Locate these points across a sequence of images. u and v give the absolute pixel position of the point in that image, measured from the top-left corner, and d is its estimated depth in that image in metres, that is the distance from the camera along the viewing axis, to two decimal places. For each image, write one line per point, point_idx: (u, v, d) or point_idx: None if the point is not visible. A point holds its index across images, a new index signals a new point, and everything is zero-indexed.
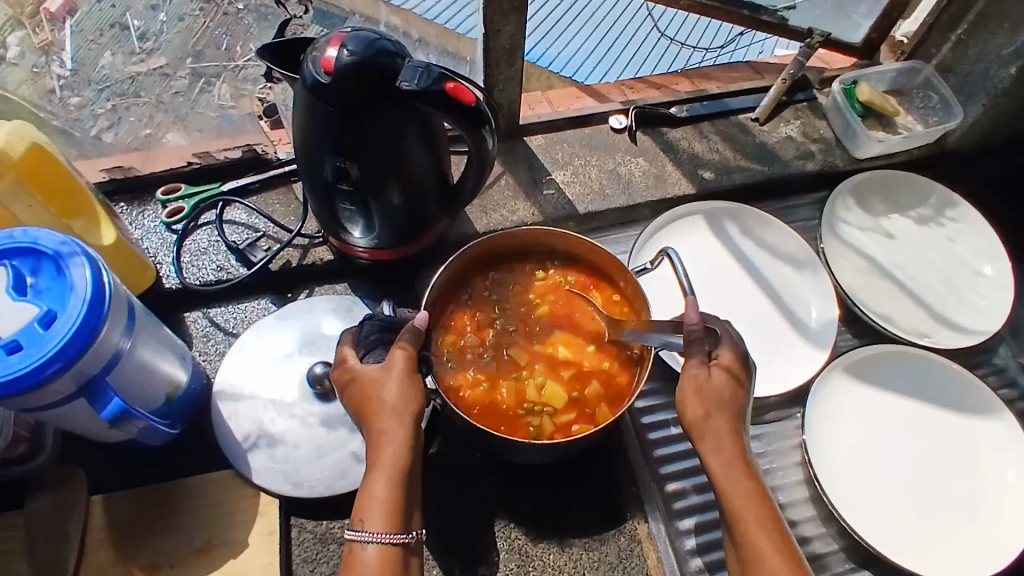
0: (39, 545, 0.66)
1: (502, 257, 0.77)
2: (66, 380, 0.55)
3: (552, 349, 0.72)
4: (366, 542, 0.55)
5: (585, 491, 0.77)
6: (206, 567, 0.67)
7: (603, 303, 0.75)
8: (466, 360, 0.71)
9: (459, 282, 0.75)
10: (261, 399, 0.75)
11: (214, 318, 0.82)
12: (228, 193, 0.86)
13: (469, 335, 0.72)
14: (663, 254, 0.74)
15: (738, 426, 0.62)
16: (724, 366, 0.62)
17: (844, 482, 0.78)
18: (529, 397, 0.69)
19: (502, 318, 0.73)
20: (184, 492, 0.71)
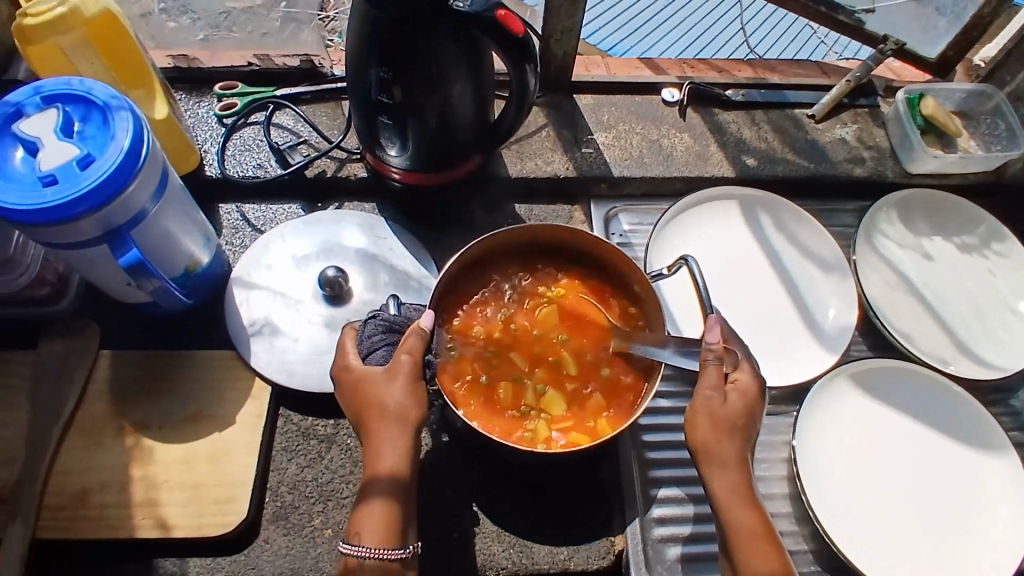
0: (45, 383, 0.71)
1: (521, 252, 0.76)
2: (93, 222, 0.58)
3: (558, 355, 0.70)
4: (362, 556, 0.57)
5: (586, 497, 0.74)
6: (192, 435, 0.71)
7: (615, 315, 0.73)
8: (469, 351, 0.70)
9: (473, 271, 0.74)
10: (273, 293, 0.77)
11: (246, 213, 0.85)
12: (280, 97, 0.89)
13: (475, 327, 0.71)
14: (681, 263, 0.73)
15: (748, 451, 0.62)
16: (739, 391, 0.63)
17: (825, 486, 0.77)
18: (527, 400, 0.68)
19: (511, 313, 0.72)
20: (185, 364, 0.74)
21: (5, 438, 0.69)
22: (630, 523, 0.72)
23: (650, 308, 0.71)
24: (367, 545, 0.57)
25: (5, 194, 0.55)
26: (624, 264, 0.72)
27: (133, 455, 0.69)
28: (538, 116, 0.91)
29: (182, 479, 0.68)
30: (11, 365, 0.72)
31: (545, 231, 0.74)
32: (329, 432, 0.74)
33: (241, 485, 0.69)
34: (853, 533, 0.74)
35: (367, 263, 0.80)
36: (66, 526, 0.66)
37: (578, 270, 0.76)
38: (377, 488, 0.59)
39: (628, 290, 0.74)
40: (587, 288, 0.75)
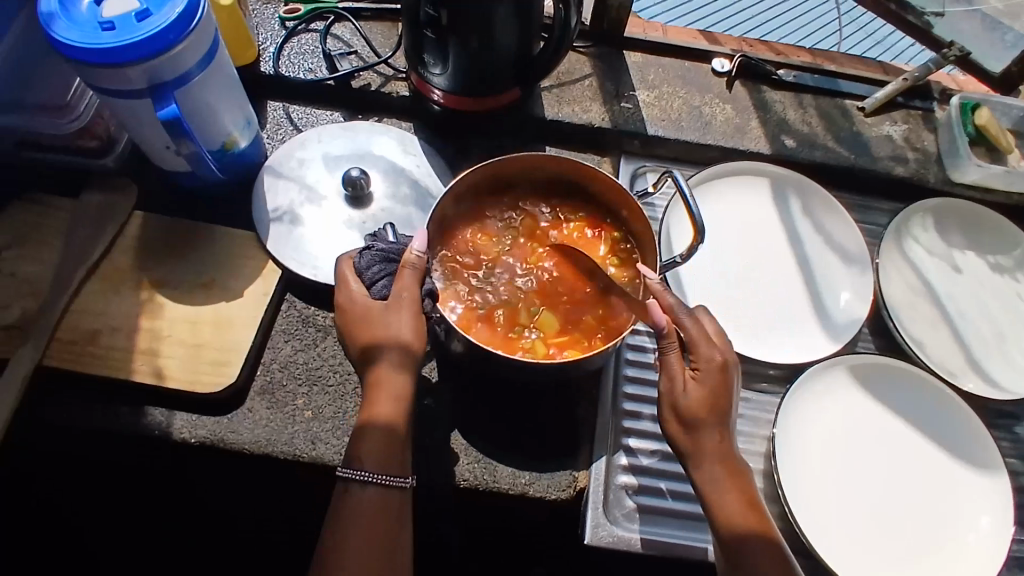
0: (80, 228, 0.76)
1: (520, 185, 0.78)
2: (141, 71, 0.63)
3: (551, 279, 0.72)
4: (365, 481, 0.60)
5: (559, 422, 0.75)
6: (203, 299, 0.75)
7: (608, 249, 0.75)
8: (464, 273, 0.72)
9: (474, 198, 0.75)
10: (297, 187, 0.81)
11: (291, 113, 0.89)
12: (342, 10, 0.93)
13: (469, 250, 0.73)
14: (666, 178, 0.73)
15: (723, 434, 0.61)
16: (697, 380, 0.61)
17: (805, 483, 0.75)
18: (522, 320, 0.70)
19: (505, 242, 0.75)
20: (207, 236, 0.79)
21: (35, 270, 0.74)
22: (596, 461, 0.74)
23: (645, 242, 0.72)
24: (369, 472, 0.60)
25: (66, 32, 0.60)
26: (615, 196, 0.74)
27: (146, 308, 0.74)
28: (584, 65, 0.92)
29: (186, 336, 0.73)
30: (52, 208, 0.78)
31: (541, 162, 0.75)
32: (327, 323, 0.78)
33: (237, 352, 0.73)
34: (831, 536, 0.73)
35: (392, 174, 0.83)
36: (73, 359, 0.71)
37: (569, 202, 0.78)
38: (379, 420, 0.62)
39: (619, 219, 0.76)
40: (576, 219, 0.77)
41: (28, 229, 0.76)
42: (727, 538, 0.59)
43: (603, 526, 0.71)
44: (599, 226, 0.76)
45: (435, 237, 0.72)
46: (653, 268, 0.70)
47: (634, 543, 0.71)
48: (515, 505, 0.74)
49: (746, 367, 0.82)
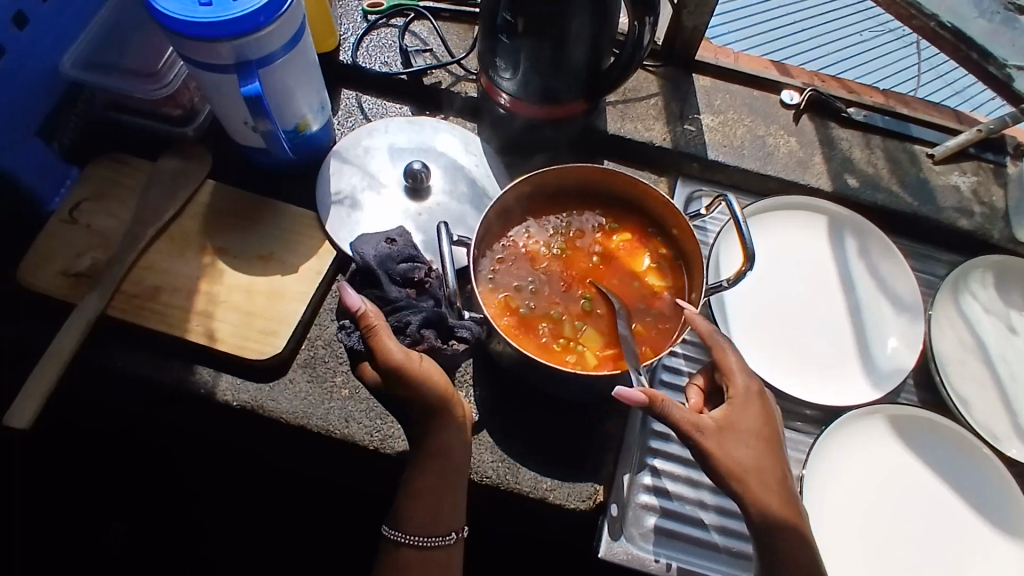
0: (154, 190, 0.80)
1: (566, 191, 0.78)
2: (230, 47, 0.67)
3: (592, 284, 0.74)
4: (400, 544, 0.64)
5: (587, 436, 0.75)
6: (258, 270, 0.78)
7: (653, 260, 0.76)
8: (510, 280, 0.74)
9: (524, 205, 0.77)
10: (361, 175, 0.84)
11: (362, 103, 0.92)
12: (422, 9, 0.95)
13: (516, 256, 0.75)
14: (720, 202, 0.73)
15: (774, 468, 0.61)
16: (736, 410, 0.62)
17: (829, 531, 0.73)
18: (565, 332, 0.71)
19: (552, 244, 0.76)
20: (271, 211, 0.82)
21: (110, 225, 0.79)
22: (620, 477, 0.74)
23: (693, 260, 0.73)
24: (402, 534, 0.64)
25: (167, 3, 0.64)
26: (660, 206, 0.75)
27: (206, 272, 0.77)
28: (652, 85, 0.92)
29: (240, 302, 0.76)
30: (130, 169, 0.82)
31: (593, 176, 0.77)
32: None
33: (285, 324, 0.75)
34: None
35: (451, 171, 0.85)
36: (134, 312, 0.75)
37: (618, 217, 0.78)
38: (431, 470, 0.64)
39: (667, 235, 0.77)
40: (622, 234, 0.77)
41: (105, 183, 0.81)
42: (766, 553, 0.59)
43: (618, 546, 0.71)
44: (644, 244, 0.77)
45: (485, 236, 0.73)
46: (699, 292, 0.70)
47: (648, 564, 0.71)
48: (534, 508, 0.75)
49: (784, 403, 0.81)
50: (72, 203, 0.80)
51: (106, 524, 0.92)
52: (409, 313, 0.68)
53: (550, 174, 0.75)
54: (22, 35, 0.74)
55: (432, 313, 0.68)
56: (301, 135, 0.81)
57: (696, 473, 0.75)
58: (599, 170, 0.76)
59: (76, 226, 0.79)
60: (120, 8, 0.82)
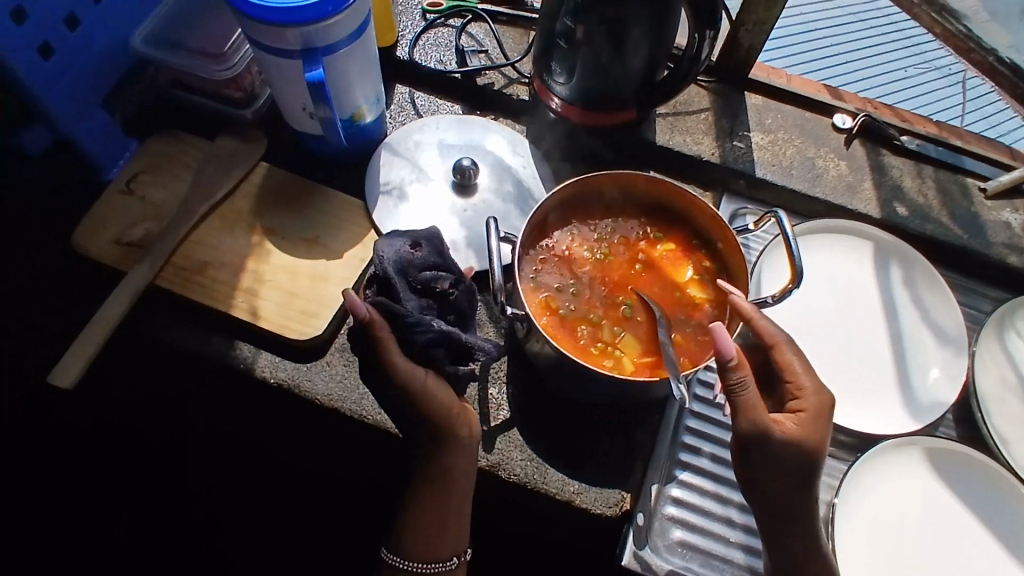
0: (209, 168, 0.82)
1: (612, 199, 0.79)
2: (297, 34, 0.69)
3: (633, 290, 0.74)
4: (397, 565, 0.67)
5: (617, 443, 0.75)
6: (304, 253, 0.80)
7: (696, 271, 0.76)
8: (551, 280, 0.74)
9: (570, 208, 0.77)
10: (410, 168, 0.85)
11: (415, 99, 0.93)
12: (480, 11, 0.97)
13: (559, 257, 0.75)
14: (769, 218, 0.72)
15: (812, 483, 0.62)
16: (801, 423, 0.61)
17: (857, 561, 0.72)
18: (604, 336, 0.71)
19: (595, 248, 0.76)
20: (320, 197, 0.83)
21: (164, 198, 0.81)
22: (647, 487, 0.74)
23: (738, 275, 0.72)
24: (404, 560, 0.67)
25: None
26: (707, 218, 0.75)
27: (254, 251, 0.79)
28: (703, 99, 0.93)
29: (284, 283, 0.77)
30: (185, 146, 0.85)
31: (641, 184, 0.77)
32: None
33: (326, 307, 0.76)
34: None
35: (498, 170, 0.86)
36: (181, 284, 0.76)
37: (662, 226, 0.78)
38: (434, 496, 0.67)
39: (711, 248, 0.77)
40: (666, 243, 0.77)
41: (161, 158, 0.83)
42: (779, 538, 0.63)
43: (641, 555, 0.71)
44: (688, 255, 0.77)
45: (530, 235, 0.74)
46: (742, 306, 0.69)
47: None
48: (558, 511, 0.75)
49: None
50: (129, 175, 0.82)
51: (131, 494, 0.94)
52: (420, 329, 0.64)
53: (599, 178, 0.75)
54: (96, 7, 0.77)
55: (445, 332, 0.65)
56: (356, 124, 0.82)
57: (725, 489, 0.75)
58: (648, 179, 0.77)
59: (131, 197, 0.81)
60: None
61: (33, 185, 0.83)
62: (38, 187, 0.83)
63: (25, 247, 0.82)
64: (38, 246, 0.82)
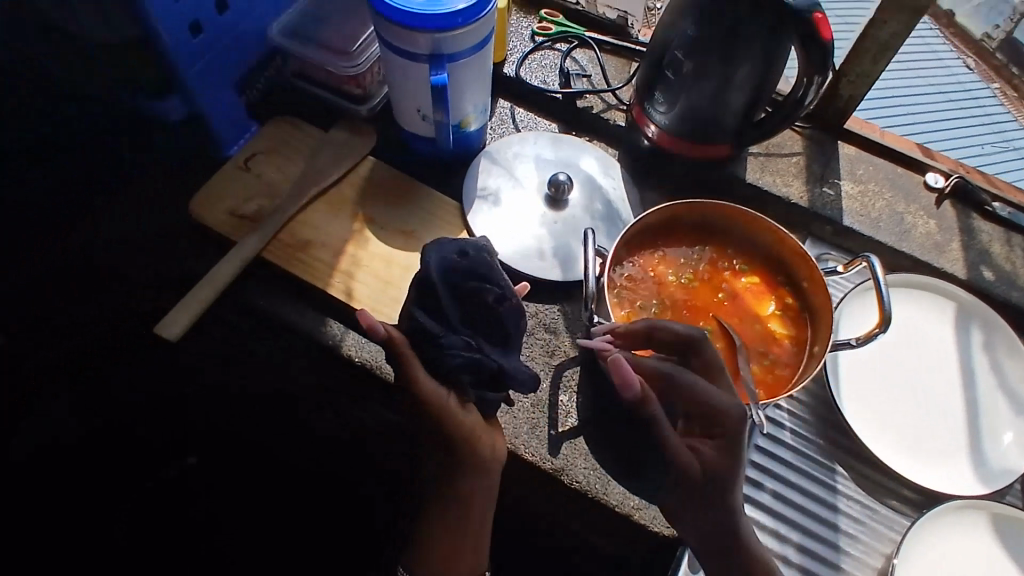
0: (322, 156, 0.88)
1: (701, 226, 0.81)
2: (428, 40, 0.74)
3: (715, 317, 0.76)
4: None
5: None
6: (399, 244, 0.84)
7: (777, 307, 0.77)
8: (636, 297, 0.76)
9: (660, 231, 0.80)
10: (507, 177, 0.89)
11: (516, 114, 0.98)
12: (587, 38, 1.00)
13: (644, 276, 0.77)
14: (860, 263, 0.74)
15: (725, 505, 0.60)
16: (707, 458, 0.59)
17: None
18: None
19: (680, 273, 0.78)
20: (419, 194, 0.88)
21: (278, 179, 0.87)
22: None
23: (821, 314, 0.74)
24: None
25: None
26: (795, 256, 0.77)
27: (354, 237, 0.84)
28: (796, 144, 0.95)
29: (378, 269, 0.82)
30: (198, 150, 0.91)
31: (732, 217, 0.79)
32: None
33: None
34: None
35: (589, 188, 0.89)
36: (285, 259, 0.81)
37: (748, 260, 0.80)
38: (451, 519, 0.67)
39: (794, 287, 0.78)
40: (750, 277, 0.79)
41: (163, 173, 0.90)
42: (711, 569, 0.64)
43: None
44: (770, 291, 0.78)
45: (620, 251, 0.76)
46: (824, 345, 0.70)
47: None
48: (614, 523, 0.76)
49: (882, 478, 0.79)
50: (249, 153, 0.88)
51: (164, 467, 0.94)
52: (450, 351, 0.63)
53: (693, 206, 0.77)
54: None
55: (475, 357, 0.64)
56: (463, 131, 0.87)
57: (783, 528, 0.76)
58: (739, 212, 0.79)
59: (248, 174, 0.87)
60: None
61: (42, 184, 0.94)
62: (46, 186, 0.94)
63: (34, 242, 0.93)
64: (44, 244, 0.92)
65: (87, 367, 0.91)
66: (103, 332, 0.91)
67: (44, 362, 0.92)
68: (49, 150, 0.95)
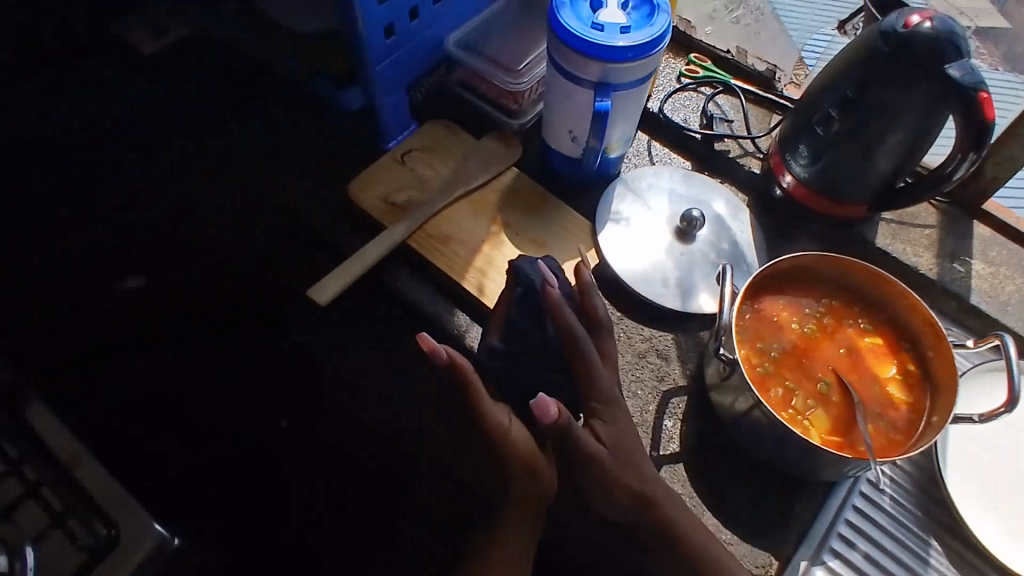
0: (471, 161, 0.94)
1: (828, 280, 0.83)
2: (599, 68, 0.79)
3: (834, 370, 0.77)
4: None
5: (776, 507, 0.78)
6: (531, 252, 0.89)
7: (898, 371, 0.78)
8: (757, 337, 0.79)
9: (788, 279, 0.82)
10: (640, 205, 0.93)
11: (652, 148, 1.02)
12: (732, 85, 1.03)
13: (768, 319, 0.80)
14: (993, 341, 0.74)
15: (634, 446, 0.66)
16: (601, 427, 0.64)
17: None
18: (796, 404, 0.75)
19: (804, 321, 0.80)
20: (553, 209, 0.93)
21: (428, 175, 0.94)
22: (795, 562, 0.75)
23: (944, 384, 0.74)
24: None
25: (569, 20, 0.78)
26: (925, 324, 0.77)
27: (491, 239, 0.90)
28: (928, 216, 0.96)
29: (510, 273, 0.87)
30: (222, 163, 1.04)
31: (863, 276, 0.81)
32: (610, 318, 0.88)
33: None
34: None
35: (718, 227, 0.92)
36: (428, 249, 0.88)
37: (873, 320, 0.81)
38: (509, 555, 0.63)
39: (918, 355, 0.79)
40: (874, 337, 0.80)
41: (164, 175, 1.05)
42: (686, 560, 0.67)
43: None
44: (893, 354, 0.79)
45: (748, 292, 0.79)
46: (945, 416, 0.71)
47: None
48: None
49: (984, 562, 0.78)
50: (406, 149, 0.96)
51: (164, 461, 0.86)
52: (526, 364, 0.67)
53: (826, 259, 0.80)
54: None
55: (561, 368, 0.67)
56: (606, 158, 0.92)
57: None
58: (871, 273, 0.80)
59: (402, 167, 0.94)
60: (503, 9, 0.98)
61: (43, 183, 1.06)
62: (46, 185, 1.06)
63: (32, 243, 1.01)
64: (43, 245, 1.01)
65: (87, 365, 0.92)
66: (103, 332, 0.94)
67: (42, 362, 0.92)
68: (49, 151, 1.09)
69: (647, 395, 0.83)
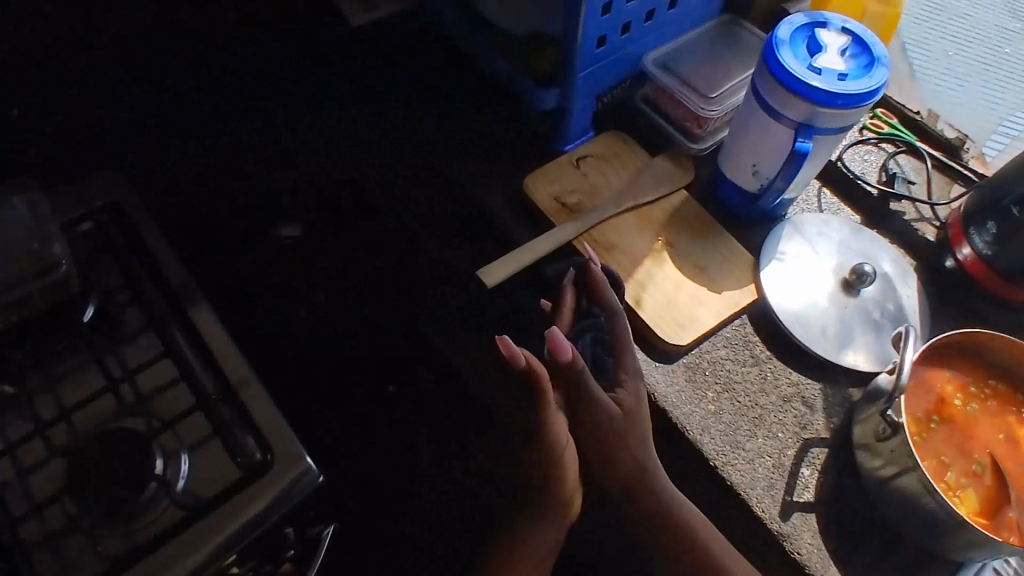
0: (644, 176, 0.95)
1: (995, 363, 0.81)
2: (807, 110, 0.80)
3: (991, 454, 0.75)
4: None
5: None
6: (691, 275, 0.89)
7: None
8: (914, 404, 0.78)
9: (953, 353, 0.81)
10: (807, 248, 0.92)
11: (823, 194, 1.01)
12: (918, 147, 1.02)
13: (928, 389, 0.79)
14: None
15: (645, 427, 0.78)
16: (624, 400, 0.78)
17: None
18: (947, 478, 0.74)
19: (965, 399, 0.79)
20: (718, 237, 0.92)
21: (600, 183, 0.96)
22: None
23: None
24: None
25: (787, 59, 0.80)
26: None
27: (654, 254, 0.90)
28: None
29: (669, 291, 0.87)
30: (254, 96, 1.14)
31: None
32: (761, 356, 0.87)
33: (695, 327, 0.85)
34: None
35: (884, 287, 0.90)
36: (591, 253, 0.89)
37: None
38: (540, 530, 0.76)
39: None
40: None
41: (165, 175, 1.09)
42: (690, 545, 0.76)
43: None
44: None
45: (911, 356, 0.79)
46: None
47: None
48: None
49: None
50: (582, 153, 0.98)
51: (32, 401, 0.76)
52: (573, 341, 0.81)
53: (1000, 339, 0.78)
54: (665, 17, 0.94)
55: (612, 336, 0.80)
56: (783, 197, 0.91)
57: None
58: None
59: (576, 170, 0.97)
60: (703, 37, 1.00)
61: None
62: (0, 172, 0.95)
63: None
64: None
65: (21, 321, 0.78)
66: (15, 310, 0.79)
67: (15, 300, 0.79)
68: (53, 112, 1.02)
69: (787, 439, 0.82)
